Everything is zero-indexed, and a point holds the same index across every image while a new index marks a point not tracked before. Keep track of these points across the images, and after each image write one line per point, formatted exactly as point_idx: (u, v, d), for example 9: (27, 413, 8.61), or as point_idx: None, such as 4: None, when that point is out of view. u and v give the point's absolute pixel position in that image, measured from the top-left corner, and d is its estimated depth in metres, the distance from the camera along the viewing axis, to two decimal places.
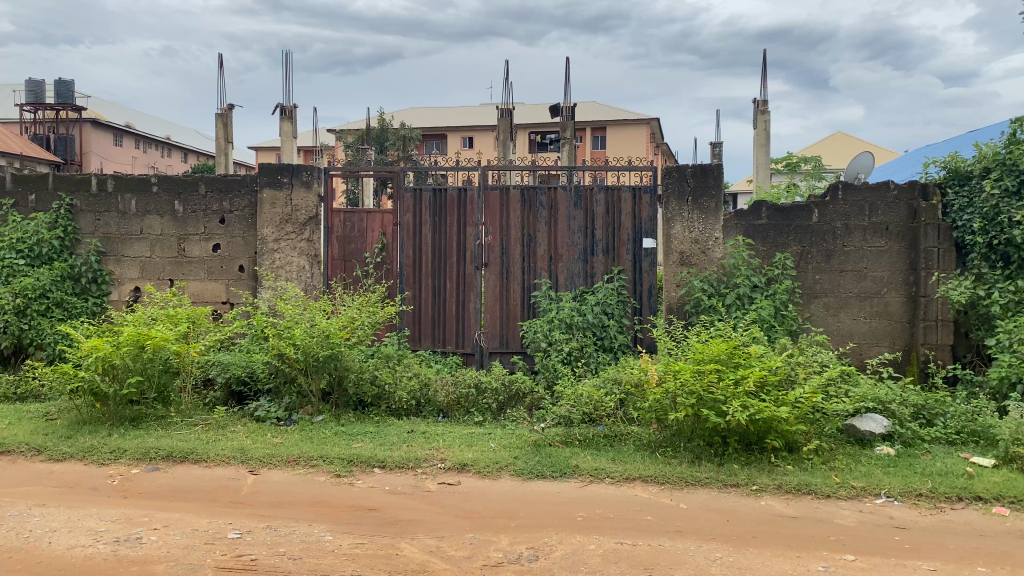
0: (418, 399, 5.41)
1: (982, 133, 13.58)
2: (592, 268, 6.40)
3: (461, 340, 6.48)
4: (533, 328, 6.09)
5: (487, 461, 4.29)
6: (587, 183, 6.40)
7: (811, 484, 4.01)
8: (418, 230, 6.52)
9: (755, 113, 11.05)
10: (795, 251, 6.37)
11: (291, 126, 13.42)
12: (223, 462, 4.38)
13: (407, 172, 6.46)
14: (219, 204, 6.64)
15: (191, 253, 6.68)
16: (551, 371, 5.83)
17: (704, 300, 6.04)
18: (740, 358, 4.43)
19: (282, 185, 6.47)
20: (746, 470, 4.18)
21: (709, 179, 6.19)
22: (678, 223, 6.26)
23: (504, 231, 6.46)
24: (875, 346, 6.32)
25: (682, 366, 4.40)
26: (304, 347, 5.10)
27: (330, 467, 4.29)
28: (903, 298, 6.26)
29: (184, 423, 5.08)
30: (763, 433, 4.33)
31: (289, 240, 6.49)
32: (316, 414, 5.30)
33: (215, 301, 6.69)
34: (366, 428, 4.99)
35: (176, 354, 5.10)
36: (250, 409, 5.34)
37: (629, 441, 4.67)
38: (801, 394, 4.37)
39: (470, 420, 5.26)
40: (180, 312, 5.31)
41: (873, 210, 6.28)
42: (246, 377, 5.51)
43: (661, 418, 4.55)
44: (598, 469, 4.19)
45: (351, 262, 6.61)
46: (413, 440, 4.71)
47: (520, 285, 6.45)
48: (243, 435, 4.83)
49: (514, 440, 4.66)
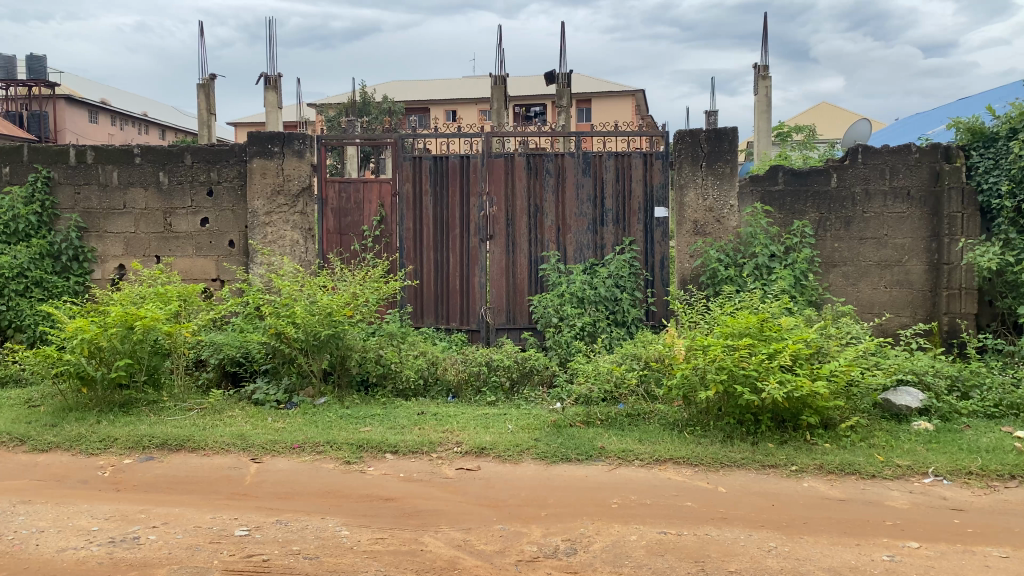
0: (425, 378, 5.13)
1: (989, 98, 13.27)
2: (602, 238, 6.12)
3: (465, 316, 6.20)
4: (543, 301, 5.79)
5: (507, 444, 4.01)
6: (595, 149, 6.10)
7: (854, 464, 3.77)
8: (419, 201, 6.20)
9: (756, 79, 10.76)
10: (813, 218, 6.11)
11: (276, 96, 12.95)
12: (223, 450, 4.07)
13: (405, 141, 6.14)
14: (207, 175, 6.28)
15: (178, 228, 6.32)
16: (565, 347, 5.54)
17: (721, 271, 5.77)
18: (771, 331, 4.20)
19: (273, 154, 6.12)
20: (784, 450, 3.93)
21: (724, 143, 5.91)
22: (691, 190, 5.98)
23: (509, 201, 6.14)
24: (896, 317, 6.09)
25: (712, 341, 4.14)
26: (305, 325, 4.78)
27: (338, 453, 4.00)
28: (926, 266, 6.02)
29: (178, 408, 4.76)
30: (797, 410, 4.09)
31: (281, 213, 6.15)
32: (318, 397, 4.99)
33: (204, 278, 6.35)
34: (373, 410, 4.70)
35: (167, 335, 4.77)
36: (247, 392, 5.03)
37: (655, 420, 4.41)
38: (837, 368, 4.12)
39: (482, 400, 4.98)
40: (170, 290, 4.99)
41: (894, 173, 6.03)
42: (241, 358, 5.23)
43: (688, 396, 4.28)
44: (626, 451, 3.92)
45: (347, 236, 6.27)
46: (424, 422, 4.42)
47: (527, 258, 6.15)
48: (241, 420, 4.52)
49: (532, 421, 4.38)
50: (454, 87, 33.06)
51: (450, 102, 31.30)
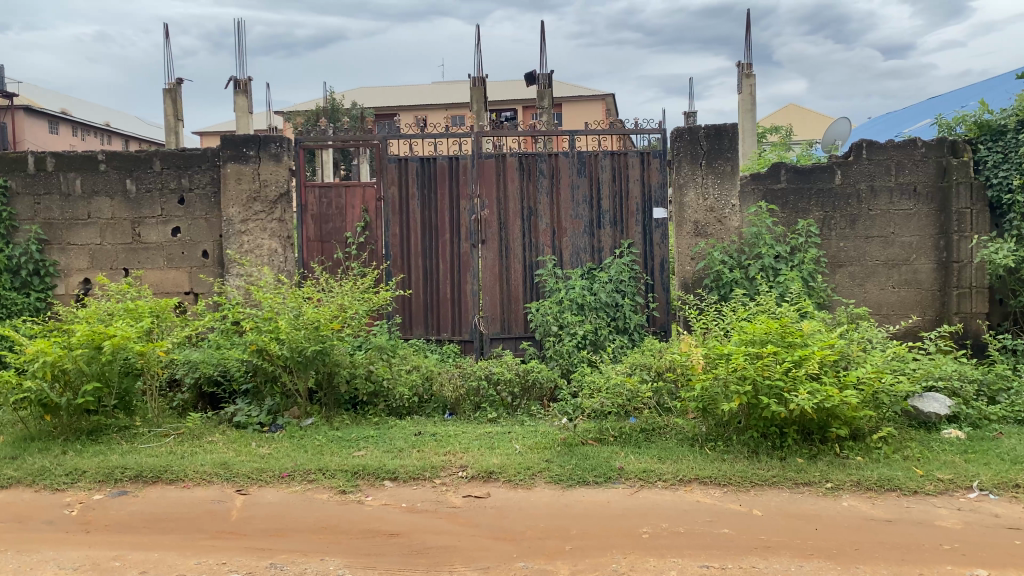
0: (420, 395, 4.79)
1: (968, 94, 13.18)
2: (599, 242, 5.84)
3: (457, 326, 5.87)
4: (541, 309, 5.48)
5: (517, 467, 3.68)
6: (590, 148, 5.81)
7: (894, 479, 3.50)
8: (405, 206, 5.87)
9: (739, 77, 10.54)
10: (817, 217, 5.86)
11: (246, 100, 12.49)
12: (204, 481, 3.70)
13: (390, 141, 5.81)
14: (178, 182, 5.89)
15: (147, 238, 5.93)
16: (567, 357, 5.23)
17: (726, 274, 5.51)
18: (794, 337, 3.93)
19: (248, 158, 5.75)
20: (816, 465, 3.66)
21: (723, 141, 5.66)
22: (691, 189, 5.72)
23: (500, 204, 5.83)
24: (905, 318, 5.87)
25: (733, 350, 3.86)
26: (290, 341, 4.43)
27: (332, 481, 3.65)
28: (934, 265, 5.81)
29: (153, 435, 4.38)
30: (825, 421, 3.83)
31: (258, 221, 5.79)
32: (305, 418, 4.63)
33: (177, 292, 5.96)
34: (365, 431, 4.36)
35: (139, 354, 4.38)
36: (227, 414, 4.66)
37: (671, 435, 4.12)
38: (865, 375, 3.86)
39: (482, 417, 4.66)
40: (140, 305, 4.60)
41: (900, 169, 5.81)
42: (218, 377, 4.85)
43: (707, 408, 4.00)
44: (647, 471, 3.62)
45: (329, 244, 5.91)
46: (423, 444, 4.08)
47: (521, 263, 5.84)
48: (223, 446, 4.15)
49: (541, 439, 4.07)
50: (425, 92, 32.67)
51: (420, 107, 30.90)
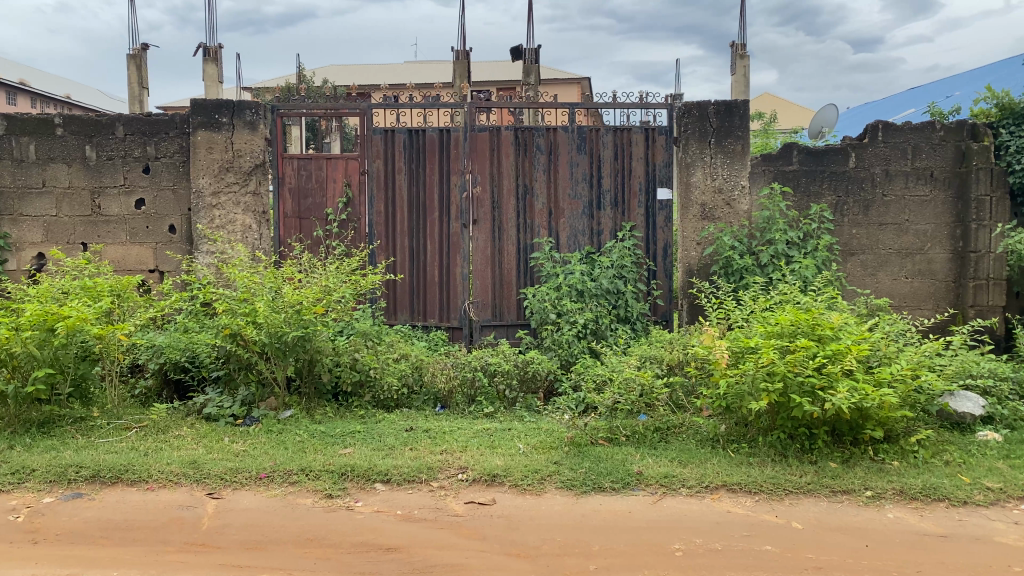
0: (409, 386, 4.40)
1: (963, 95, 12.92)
2: (599, 224, 5.47)
3: (445, 312, 5.47)
4: (538, 294, 5.09)
5: (523, 471, 3.30)
6: (591, 123, 5.43)
7: (940, 488, 3.18)
8: (392, 181, 5.44)
9: (733, 59, 10.16)
10: (829, 202, 5.54)
11: (214, 70, 11.85)
12: (170, 483, 3.27)
13: (375, 110, 5.37)
14: (143, 150, 5.41)
15: (108, 210, 5.44)
16: (566, 348, 4.85)
17: (736, 260, 5.16)
18: (825, 331, 3.60)
19: (221, 125, 5.29)
20: (852, 471, 3.33)
21: (734, 118, 5.32)
22: (698, 169, 5.37)
23: (494, 180, 5.42)
24: (917, 310, 5.57)
25: (760, 343, 3.53)
26: (268, 325, 4.01)
27: (317, 484, 3.24)
28: (949, 254, 5.51)
29: (112, 427, 3.93)
30: (859, 422, 3.50)
31: (230, 193, 5.33)
32: (282, 410, 4.22)
33: (140, 269, 5.48)
34: (351, 426, 3.95)
35: (98, 338, 3.93)
36: (196, 405, 4.22)
37: (688, 436, 3.77)
38: (902, 372, 3.54)
39: (478, 411, 4.28)
40: (99, 283, 4.14)
41: (917, 153, 5.49)
42: (186, 363, 4.42)
43: (730, 407, 3.66)
44: (669, 476, 3.26)
45: (308, 221, 5.47)
46: (416, 442, 3.68)
47: (516, 245, 5.45)
48: (192, 441, 3.72)
49: (546, 438, 3.70)
50: (400, 72, 31.97)
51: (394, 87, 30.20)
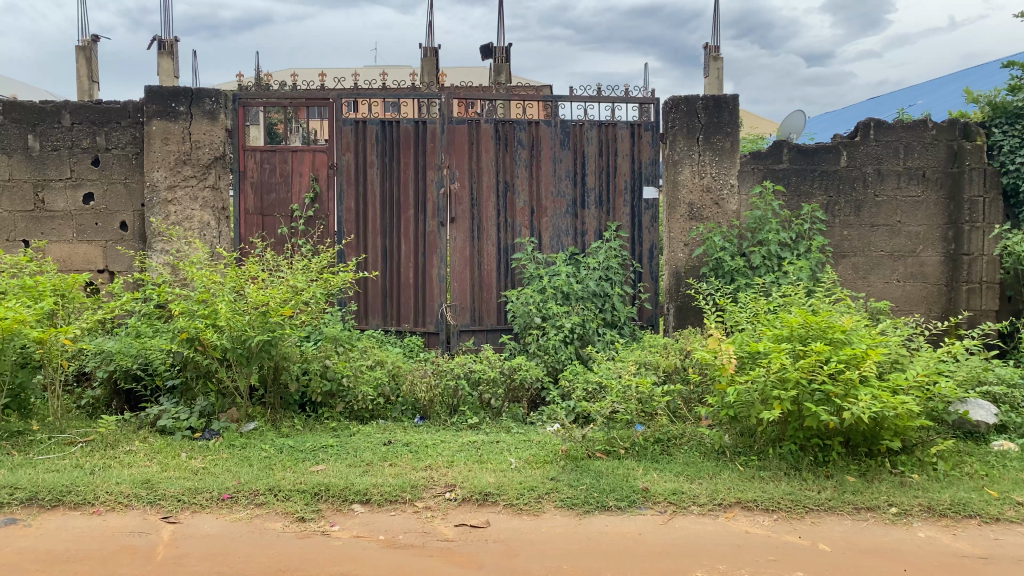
0: (386, 396, 4.06)
1: (937, 102, 12.85)
2: (583, 223, 5.21)
3: (421, 315, 5.14)
4: (521, 297, 4.78)
5: (518, 488, 2.98)
6: (575, 117, 5.15)
7: (969, 503, 2.93)
8: (363, 176, 5.10)
9: (707, 62, 9.98)
10: (821, 202, 5.32)
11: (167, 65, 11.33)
12: (120, 506, 2.89)
13: (346, 100, 5.03)
14: (92, 140, 5.00)
15: (53, 205, 5.01)
16: (553, 354, 4.53)
17: (727, 261, 4.90)
18: (838, 334, 3.35)
19: (178, 115, 4.90)
20: (873, 486, 3.08)
21: (723, 113, 5.08)
22: (686, 166, 5.12)
23: (472, 176, 5.11)
24: (910, 314, 5.38)
25: (771, 347, 3.27)
26: (231, 329, 3.65)
27: (287, 505, 2.89)
28: (941, 257, 5.32)
29: (53, 442, 3.53)
30: (876, 433, 3.25)
31: (187, 188, 4.95)
32: (245, 422, 3.85)
33: (88, 269, 5.05)
34: (322, 439, 3.60)
35: (38, 342, 3.53)
36: (149, 417, 3.83)
37: (691, 447, 3.49)
38: (920, 378, 3.30)
39: (461, 423, 3.96)
40: (41, 282, 3.73)
41: (909, 152, 5.30)
42: (139, 371, 4.02)
43: (737, 416, 3.39)
44: (677, 493, 2.97)
45: (271, 217, 5.10)
46: (396, 457, 3.35)
47: (495, 245, 5.15)
48: (144, 457, 3.34)
49: (539, 452, 3.39)
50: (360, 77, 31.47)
51: None
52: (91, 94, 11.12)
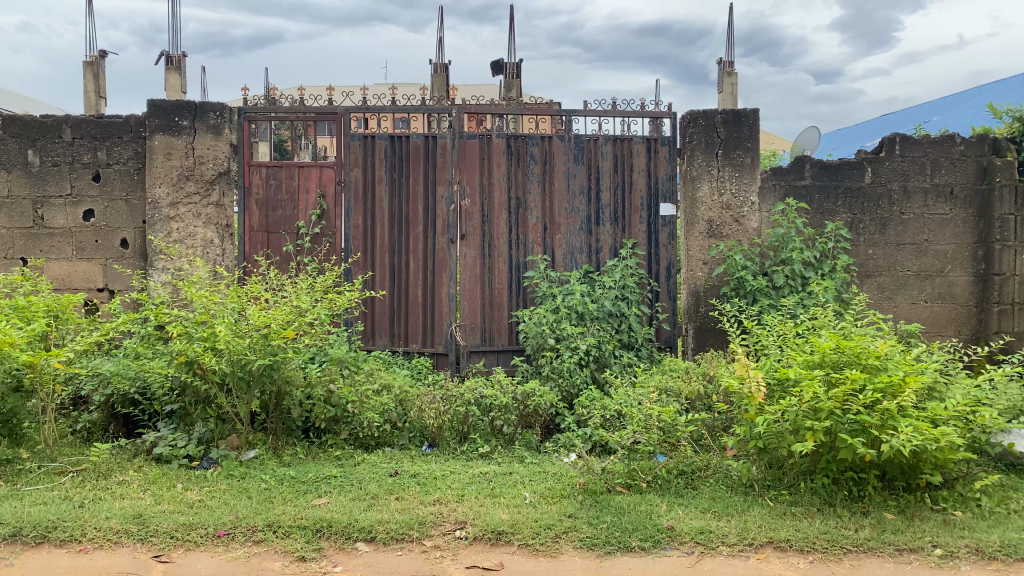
0: (393, 423, 3.87)
1: (955, 117, 12.61)
2: (597, 240, 5.02)
3: (430, 336, 4.96)
4: (534, 317, 4.58)
5: (533, 527, 2.78)
6: (590, 132, 4.98)
7: (1021, 544, 2.72)
8: (371, 192, 4.94)
9: (721, 78, 9.80)
10: (845, 220, 5.13)
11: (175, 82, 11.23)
12: (109, 543, 2.71)
13: (354, 115, 4.88)
14: (93, 155, 4.86)
15: (52, 222, 4.87)
16: (567, 378, 4.32)
17: (749, 281, 4.70)
18: (873, 361, 3.15)
19: (181, 129, 4.76)
20: (914, 524, 2.87)
21: (743, 128, 4.91)
22: (705, 183, 4.94)
23: (483, 192, 4.94)
24: (939, 337, 5.16)
25: (802, 374, 3.08)
26: (231, 352, 3.47)
27: (287, 543, 2.70)
28: (971, 277, 5.11)
29: (43, 471, 3.35)
30: (915, 466, 3.04)
31: (190, 205, 4.80)
32: (246, 450, 3.66)
33: (88, 287, 4.89)
34: (326, 469, 3.41)
35: (29, 366, 3.36)
36: (145, 444, 3.65)
37: (717, 479, 3.28)
38: (962, 408, 3.09)
39: (472, 452, 3.77)
40: (34, 302, 3.57)
41: (936, 168, 5.10)
42: (136, 395, 3.85)
43: (765, 447, 3.19)
44: (705, 532, 2.77)
45: (276, 235, 4.93)
46: (404, 490, 3.16)
47: (507, 263, 4.97)
48: (138, 489, 3.16)
49: (555, 485, 3.19)
50: None
51: None
52: (98, 108, 10.97)
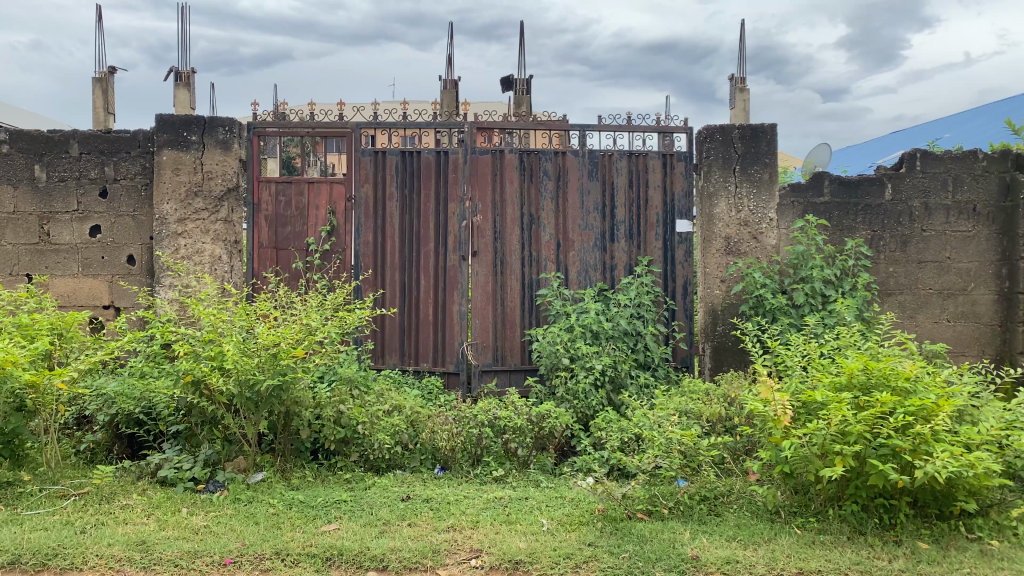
0: (404, 445, 3.77)
1: (969, 134, 12.48)
2: (612, 257, 4.93)
3: (441, 355, 4.85)
4: (548, 336, 4.46)
5: (552, 556, 2.67)
6: (604, 147, 4.90)
7: None
8: (382, 208, 4.85)
9: (732, 95, 9.70)
10: (865, 237, 5.01)
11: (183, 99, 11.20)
12: (110, 571, 2.60)
13: (365, 130, 4.81)
14: (100, 171, 4.79)
15: (58, 238, 4.80)
16: (583, 399, 4.22)
17: (768, 299, 4.60)
18: (903, 382, 3.04)
19: (190, 144, 4.70)
20: (951, 554, 2.74)
21: (761, 143, 4.82)
22: (722, 199, 4.85)
23: (496, 208, 4.86)
24: (962, 356, 5.04)
25: (830, 396, 2.96)
26: (239, 372, 3.38)
27: (296, 572, 2.59)
28: (994, 296, 5.00)
29: (44, 495, 3.25)
30: (949, 492, 2.91)
31: (198, 221, 4.72)
32: (253, 473, 3.56)
33: (93, 305, 4.81)
34: (335, 493, 3.31)
35: (32, 385, 3.27)
36: (150, 466, 3.55)
37: (741, 506, 3.16)
38: (997, 433, 2.97)
39: (486, 475, 3.66)
40: (37, 320, 3.49)
41: (958, 184, 4.99)
42: (141, 416, 3.75)
43: (792, 472, 3.07)
44: (732, 562, 2.65)
45: (285, 251, 4.84)
46: (416, 515, 3.05)
47: (520, 280, 4.88)
48: (141, 513, 3.06)
49: (573, 512, 3.08)
50: None
51: None
52: (106, 124, 10.91)
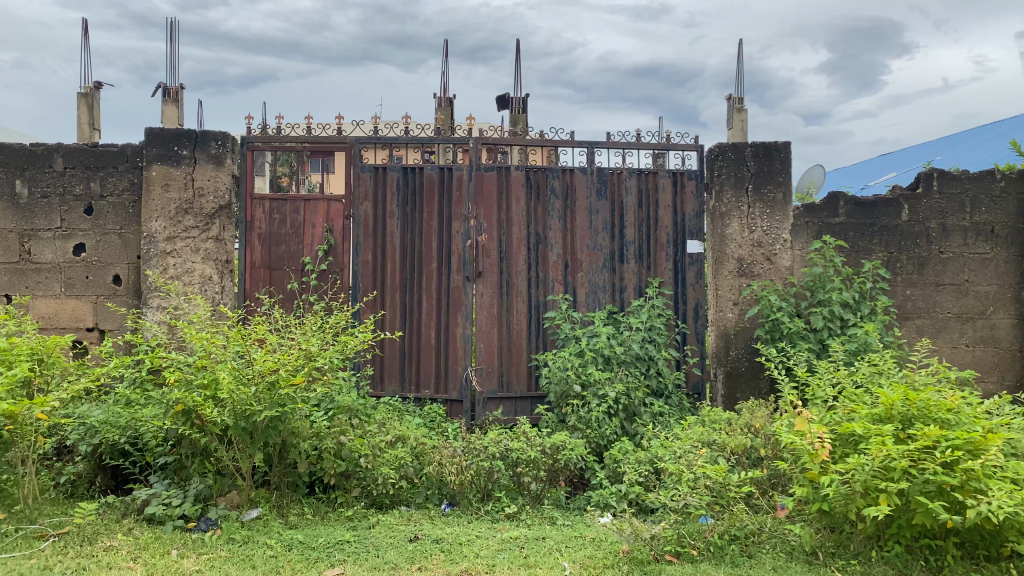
0: (409, 480, 3.54)
1: (965, 155, 12.39)
2: (621, 279, 4.74)
3: (443, 381, 4.63)
4: (558, 363, 4.25)
5: None
6: (613, 165, 4.74)
7: None
8: (382, 227, 4.65)
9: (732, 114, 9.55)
10: (882, 259, 4.83)
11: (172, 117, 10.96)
12: None
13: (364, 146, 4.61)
14: (86, 186, 4.56)
15: (40, 257, 4.55)
16: (596, 429, 4.02)
17: (786, 324, 4.41)
18: (946, 413, 2.85)
19: (180, 159, 4.48)
20: None
21: (774, 161, 4.65)
22: (735, 219, 4.67)
23: (501, 227, 4.66)
24: (982, 382, 4.87)
25: (871, 429, 2.77)
26: (234, 402, 3.16)
27: None
28: (1014, 320, 4.84)
29: (21, 535, 3.00)
30: (999, 532, 2.69)
31: (188, 239, 4.50)
32: (247, 509, 3.32)
33: (76, 327, 4.56)
34: (337, 533, 3.07)
35: (9, 416, 3.04)
36: (136, 501, 3.30)
37: (774, 545, 2.95)
38: None
39: (498, 512, 3.43)
40: (16, 345, 3.24)
41: (976, 206, 4.83)
42: (128, 446, 3.51)
43: (830, 510, 2.86)
44: None
45: (279, 272, 4.62)
46: (427, 558, 2.82)
47: (526, 302, 4.67)
48: (128, 556, 2.82)
49: (597, 556, 2.87)
50: None
51: None
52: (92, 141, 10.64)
